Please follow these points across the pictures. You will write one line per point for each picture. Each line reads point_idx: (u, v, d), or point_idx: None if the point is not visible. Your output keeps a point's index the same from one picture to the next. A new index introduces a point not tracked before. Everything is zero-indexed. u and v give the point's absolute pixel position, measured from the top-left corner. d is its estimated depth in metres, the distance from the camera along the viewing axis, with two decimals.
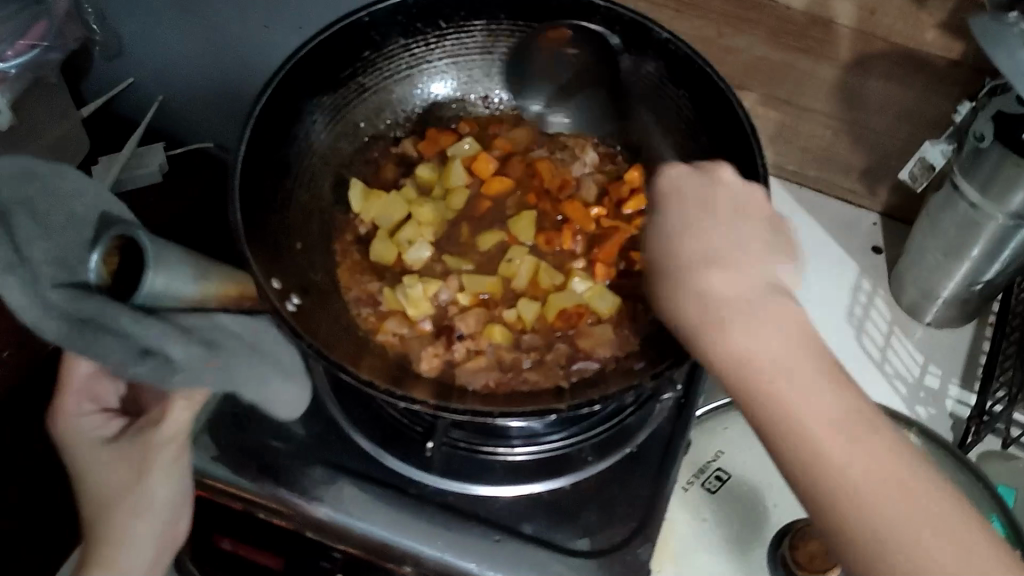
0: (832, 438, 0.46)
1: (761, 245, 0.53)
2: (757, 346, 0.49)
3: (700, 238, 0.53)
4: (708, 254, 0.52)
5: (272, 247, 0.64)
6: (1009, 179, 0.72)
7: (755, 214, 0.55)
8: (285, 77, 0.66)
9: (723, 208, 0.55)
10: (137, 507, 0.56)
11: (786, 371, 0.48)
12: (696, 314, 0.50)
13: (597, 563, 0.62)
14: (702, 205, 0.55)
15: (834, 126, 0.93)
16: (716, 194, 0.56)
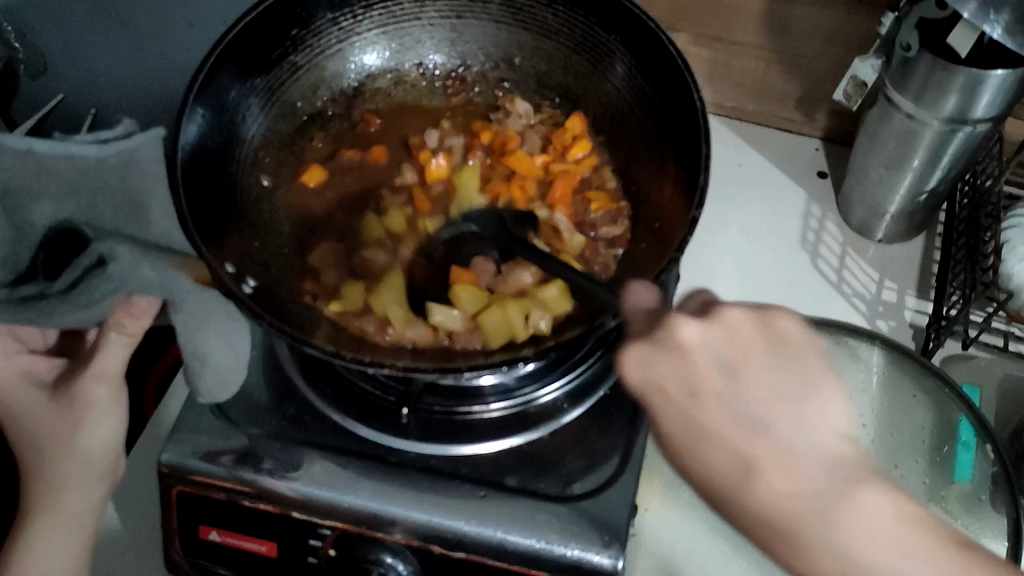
0: (912, 563, 0.42)
1: (767, 400, 0.46)
2: (844, 551, 0.43)
3: (704, 437, 0.46)
4: (720, 371, 0.47)
5: (221, 233, 0.64)
6: (940, 84, 0.73)
7: (746, 360, 0.47)
8: (213, 65, 0.65)
9: (706, 374, 0.46)
10: (78, 454, 0.59)
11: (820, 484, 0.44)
12: (733, 470, 0.45)
13: (582, 507, 0.63)
14: (721, 364, 0.47)
15: (766, 57, 0.94)
16: (691, 360, 0.47)
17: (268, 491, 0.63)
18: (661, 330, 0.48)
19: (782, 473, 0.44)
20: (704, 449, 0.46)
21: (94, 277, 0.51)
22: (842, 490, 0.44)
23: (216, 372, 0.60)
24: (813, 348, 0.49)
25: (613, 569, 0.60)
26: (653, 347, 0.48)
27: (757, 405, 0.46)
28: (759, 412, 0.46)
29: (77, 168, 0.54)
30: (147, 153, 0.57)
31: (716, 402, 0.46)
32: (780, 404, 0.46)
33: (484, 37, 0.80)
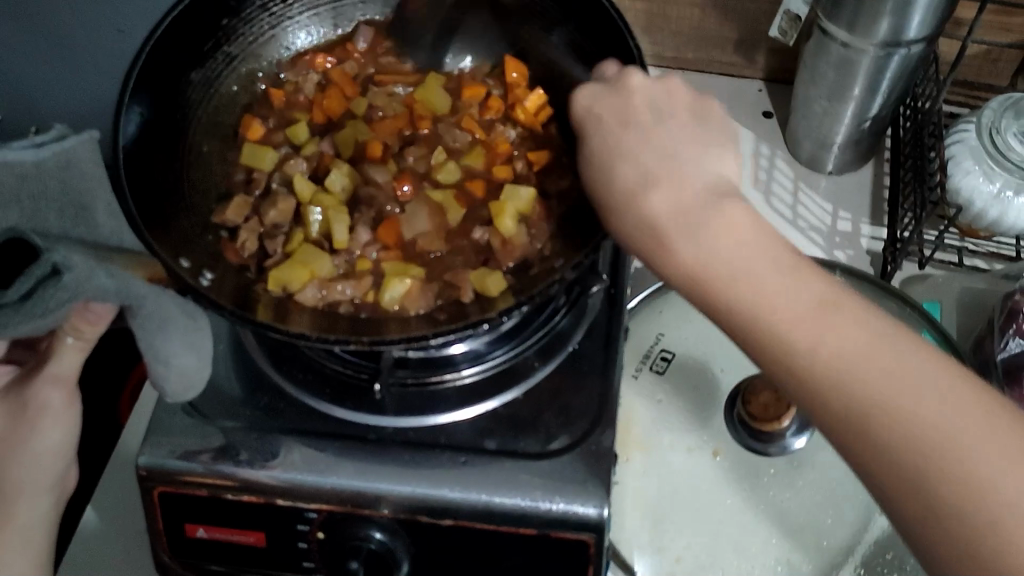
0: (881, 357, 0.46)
1: (691, 143, 0.57)
2: (760, 282, 0.49)
3: (624, 157, 0.56)
4: (628, 132, 0.57)
5: (172, 230, 0.64)
6: (872, 8, 0.74)
7: (678, 120, 0.58)
8: (146, 61, 0.65)
9: (639, 112, 0.59)
10: (30, 462, 0.59)
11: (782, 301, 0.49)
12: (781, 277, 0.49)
13: (564, 461, 0.63)
14: (621, 116, 0.59)
15: (701, 3, 0.95)
16: (630, 121, 0.58)
17: (250, 482, 0.63)
18: (616, 78, 0.62)
19: (668, 188, 0.54)
20: (602, 161, 0.57)
21: (48, 287, 0.49)
22: (714, 204, 0.53)
23: (180, 371, 0.59)
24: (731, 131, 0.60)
25: (600, 517, 0.61)
26: (599, 90, 0.61)
27: (683, 147, 0.56)
28: (638, 163, 0.55)
29: (16, 176, 0.52)
30: (83, 154, 0.55)
31: (620, 137, 0.57)
32: (665, 155, 0.56)
33: (418, 9, 0.81)
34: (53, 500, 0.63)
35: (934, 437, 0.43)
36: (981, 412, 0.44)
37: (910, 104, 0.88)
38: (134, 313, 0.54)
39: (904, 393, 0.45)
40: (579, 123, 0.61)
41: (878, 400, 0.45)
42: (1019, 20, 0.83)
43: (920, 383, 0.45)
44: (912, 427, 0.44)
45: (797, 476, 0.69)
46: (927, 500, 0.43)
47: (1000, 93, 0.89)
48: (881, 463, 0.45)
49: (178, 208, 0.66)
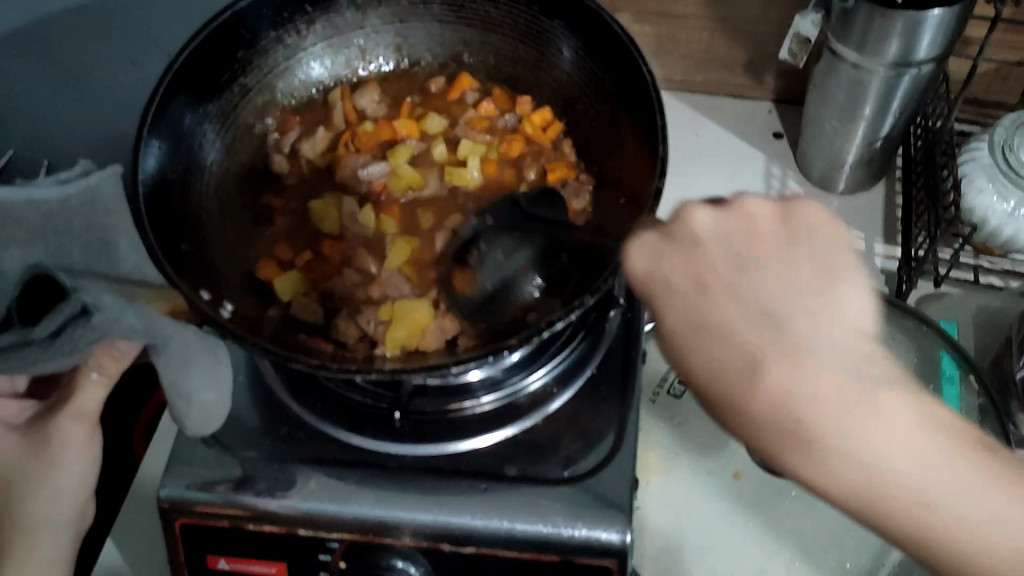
0: (889, 445, 0.43)
1: (790, 300, 0.47)
2: (795, 389, 0.45)
3: (697, 326, 0.48)
4: (700, 288, 0.49)
5: (192, 262, 0.64)
6: (882, 30, 0.74)
7: (766, 255, 0.49)
8: (165, 94, 0.65)
9: (711, 268, 0.49)
10: (47, 491, 0.59)
11: (811, 404, 0.44)
12: (742, 364, 0.46)
13: (586, 486, 0.63)
14: (698, 274, 0.49)
15: (709, 26, 0.95)
16: (698, 253, 0.50)
17: (270, 512, 0.63)
18: (673, 220, 0.52)
19: (784, 363, 0.45)
20: (686, 338, 0.49)
21: (76, 328, 0.50)
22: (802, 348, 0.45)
23: (201, 406, 0.58)
24: (845, 245, 0.50)
25: (623, 543, 0.60)
26: (662, 239, 0.52)
27: (776, 287, 0.48)
28: (728, 340, 0.47)
29: (42, 214, 0.53)
30: (107, 191, 0.55)
31: (699, 301, 0.49)
32: (751, 316, 0.47)
33: (430, 38, 0.82)
34: (72, 537, 0.62)
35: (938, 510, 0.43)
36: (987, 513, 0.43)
37: (921, 123, 0.88)
38: (158, 349, 0.54)
39: (909, 463, 0.43)
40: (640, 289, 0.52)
41: (857, 465, 0.44)
42: None
43: (936, 463, 0.43)
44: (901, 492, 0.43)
45: (819, 497, 0.69)
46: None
47: (1010, 110, 0.89)
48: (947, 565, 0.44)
49: (198, 240, 0.67)
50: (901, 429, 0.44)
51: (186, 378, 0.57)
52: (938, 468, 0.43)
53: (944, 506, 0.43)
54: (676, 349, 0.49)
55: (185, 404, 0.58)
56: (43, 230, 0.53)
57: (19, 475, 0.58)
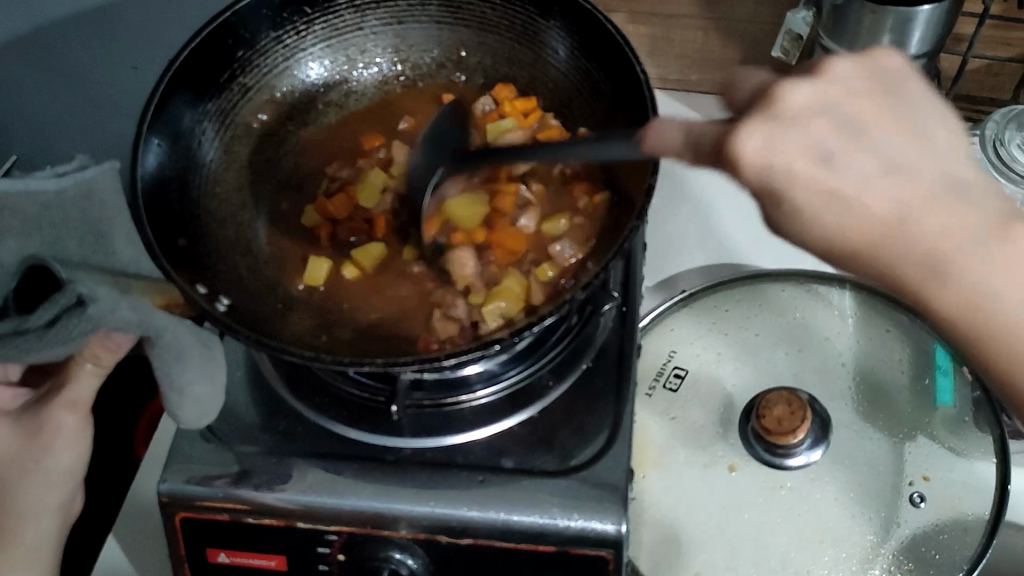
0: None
1: (904, 130, 0.45)
2: (987, 286, 0.45)
3: (844, 207, 0.43)
4: (823, 162, 0.43)
5: (189, 257, 0.65)
6: (872, 27, 0.75)
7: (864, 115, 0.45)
8: (164, 91, 0.66)
9: (834, 135, 0.44)
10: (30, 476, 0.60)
11: (993, 287, 0.45)
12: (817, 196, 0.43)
13: (582, 477, 0.64)
14: (825, 146, 0.43)
15: (704, 25, 0.96)
16: (818, 119, 0.43)
17: (269, 506, 0.63)
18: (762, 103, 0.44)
19: (945, 215, 0.43)
20: (816, 217, 0.44)
21: (72, 317, 0.51)
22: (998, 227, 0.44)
23: (195, 399, 0.59)
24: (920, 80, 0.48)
25: (618, 533, 0.61)
26: (765, 122, 0.43)
27: (891, 143, 0.44)
28: (879, 199, 0.43)
29: (37, 205, 0.54)
30: (103, 185, 0.56)
31: (840, 176, 0.43)
32: (888, 178, 0.43)
33: (428, 40, 0.82)
34: (59, 525, 0.64)
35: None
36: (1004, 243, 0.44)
37: None
38: (152, 342, 0.54)
39: (1010, 290, 0.44)
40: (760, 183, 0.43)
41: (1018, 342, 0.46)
42: (1020, 35, 0.84)
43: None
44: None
45: (815, 489, 0.69)
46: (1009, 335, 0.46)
47: (1003, 106, 0.90)
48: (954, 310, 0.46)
49: (196, 236, 0.67)
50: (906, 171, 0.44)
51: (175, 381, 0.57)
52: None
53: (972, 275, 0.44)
54: (789, 215, 0.44)
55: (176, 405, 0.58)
56: (32, 223, 0.54)
57: (11, 461, 0.60)
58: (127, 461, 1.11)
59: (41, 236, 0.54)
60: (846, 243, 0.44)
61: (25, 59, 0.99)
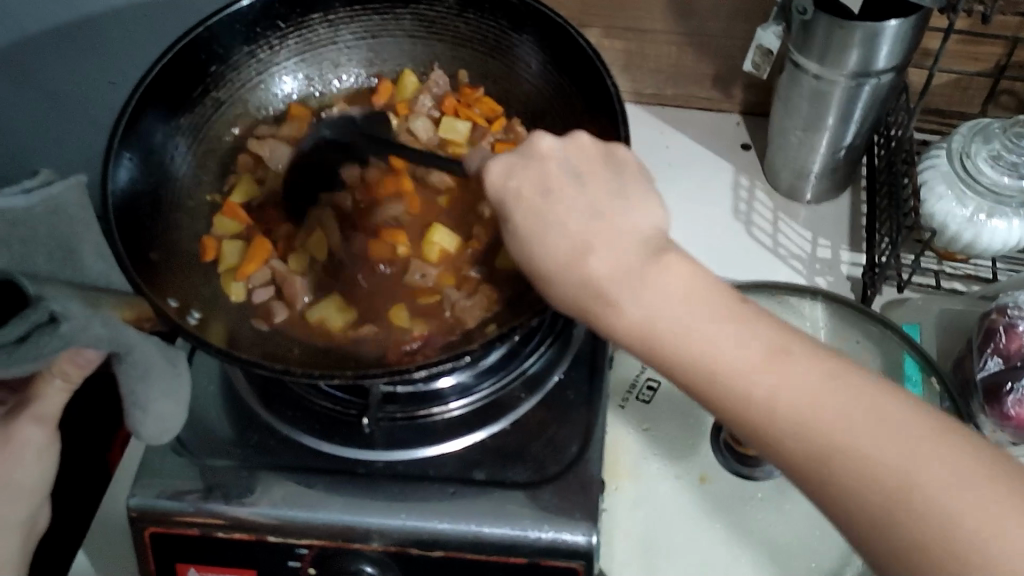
0: (754, 367, 0.46)
1: (606, 199, 0.54)
2: (695, 328, 0.48)
3: (556, 227, 0.52)
4: (542, 194, 0.54)
5: (159, 271, 0.65)
6: (840, 42, 0.76)
7: (592, 173, 0.56)
8: (135, 107, 0.66)
9: (557, 179, 0.55)
10: (9, 495, 0.60)
11: (675, 319, 0.48)
12: (568, 252, 0.52)
13: (554, 489, 0.64)
14: (543, 183, 0.55)
15: (677, 41, 0.97)
16: (548, 166, 0.56)
17: (239, 520, 0.63)
18: (522, 145, 0.57)
19: (609, 252, 0.51)
20: (532, 233, 0.53)
21: (43, 336, 0.49)
22: (653, 258, 0.51)
23: (157, 417, 0.58)
24: (648, 178, 0.57)
25: (589, 544, 0.61)
26: (512, 158, 0.57)
27: (599, 205, 0.53)
28: (564, 232, 0.52)
29: (7, 221, 0.53)
30: (71, 199, 0.56)
31: (547, 204, 0.53)
32: (580, 220, 0.53)
33: (402, 54, 0.83)
34: (23, 543, 0.63)
35: (898, 474, 0.42)
36: (788, 368, 0.46)
37: (884, 132, 0.90)
38: (120, 359, 0.54)
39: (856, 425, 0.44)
40: (492, 197, 0.56)
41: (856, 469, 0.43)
42: (987, 49, 0.85)
43: (882, 425, 0.44)
44: (793, 407, 0.45)
45: (785, 500, 0.69)
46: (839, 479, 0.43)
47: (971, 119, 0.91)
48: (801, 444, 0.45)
49: (162, 248, 0.67)
50: (673, 305, 0.49)
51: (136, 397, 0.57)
52: (835, 397, 0.45)
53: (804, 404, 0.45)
54: (521, 236, 0.54)
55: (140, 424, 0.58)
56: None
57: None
58: (103, 473, 1.11)
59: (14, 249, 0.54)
60: (534, 263, 0.53)
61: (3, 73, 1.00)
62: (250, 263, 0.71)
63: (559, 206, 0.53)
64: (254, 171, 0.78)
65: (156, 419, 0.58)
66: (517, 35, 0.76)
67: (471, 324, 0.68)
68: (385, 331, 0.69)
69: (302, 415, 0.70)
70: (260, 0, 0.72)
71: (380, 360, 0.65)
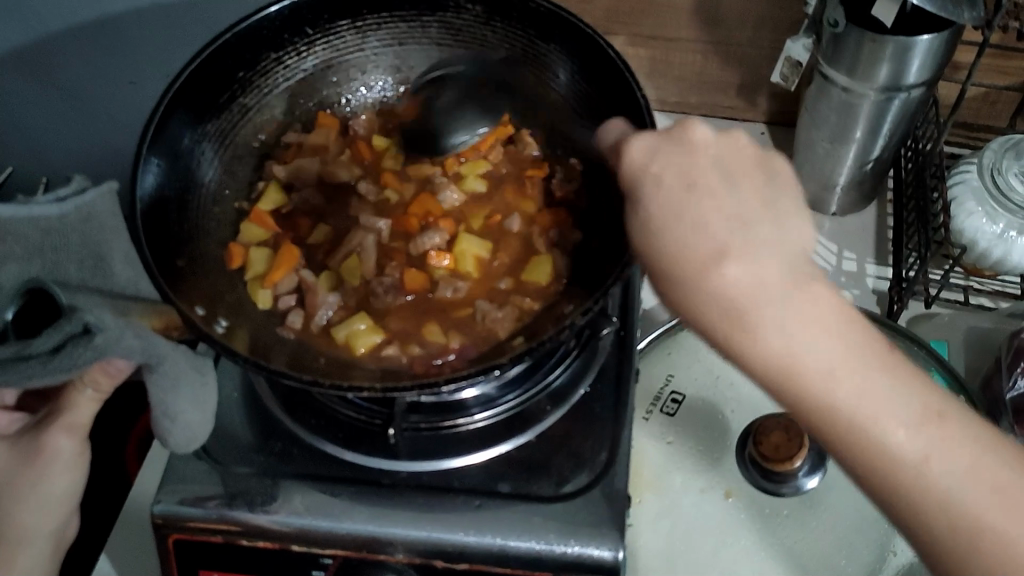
0: (899, 430, 0.44)
1: (760, 204, 0.50)
2: (801, 344, 0.46)
3: (689, 222, 0.49)
4: (687, 187, 0.51)
5: (187, 279, 0.65)
6: (872, 56, 0.75)
7: (747, 174, 0.52)
8: (164, 113, 0.66)
9: (703, 175, 0.51)
10: (38, 504, 0.60)
11: (819, 356, 0.45)
12: (708, 254, 0.48)
13: (579, 502, 0.64)
14: (686, 176, 0.51)
15: (702, 49, 0.97)
16: (695, 160, 0.52)
17: (263, 529, 0.63)
18: (673, 127, 0.55)
19: (748, 261, 0.47)
20: (660, 227, 0.50)
21: (77, 347, 0.48)
22: (798, 284, 0.47)
23: (186, 426, 0.58)
24: (800, 191, 0.53)
25: (615, 560, 0.61)
26: (657, 139, 0.54)
27: (750, 208, 0.50)
28: (705, 235, 0.48)
29: (40, 230, 0.53)
30: (102, 207, 0.56)
31: (692, 199, 0.50)
32: (726, 222, 0.49)
33: None
34: (51, 550, 0.63)
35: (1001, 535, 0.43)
36: (930, 423, 0.45)
37: (911, 145, 0.89)
38: (151, 368, 0.54)
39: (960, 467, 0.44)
40: (629, 175, 0.53)
41: (962, 519, 0.43)
42: (1017, 63, 0.84)
43: (985, 476, 0.44)
44: (899, 452, 0.44)
45: (810, 517, 0.69)
46: (935, 525, 0.44)
47: (999, 133, 0.90)
48: (905, 499, 0.45)
49: (189, 256, 0.67)
50: (818, 324, 0.46)
51: (164, 406, 0.57)
52: (972, 469, 0.44)
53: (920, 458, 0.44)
54: (644, 226, 0.51)
55: (168, 434, 0.58)
56: (31, 245, 0.53)
57: (5, 482, 0.59)
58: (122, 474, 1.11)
59: (48, 255, 0.54)
60: (658, 257, 0.50)
61: (26, 71, 1.00)
62: (278, 271, 0.72)
63: (709, 202, 0.50)
64: (276, 176, 0.78)
65: (183, 430, 0.58)
66: (544, 44, 0.75)
67: (503, 336, 0.67)
68: (410, 349, 0.68)
69: (325, 425, 0.70)
70: (289, 5, 0.72)
71: (408, 373, 0.65)
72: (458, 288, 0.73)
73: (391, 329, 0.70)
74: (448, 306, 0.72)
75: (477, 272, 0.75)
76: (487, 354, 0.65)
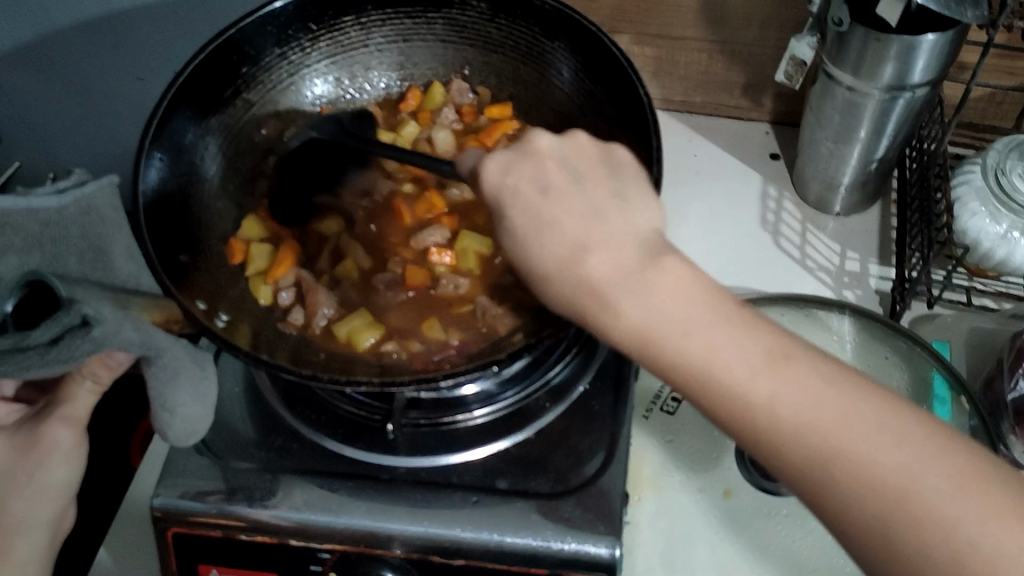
0: (762, 380, 0.44)
1: (605, 199, 0.51)
2: (660, 312, 0.46)
3: (548, 226, 0.50)
4: (541, 191, 0.52)
5: (188, 273, 0.65)
6: (877, 55, 0.75)
7: (593, 172, 0.53)
8: (168, 107, 0.66)
9: (555, 176, 0.52)
10: (37, 495, 0.60)
11: (679, 320, 0.46)
12: (567, 254, 0.49)
13: (577, 499, 0.64)
14: (541, 181, 0.52)
15: (707, 48, 0.97)
16: (545, 165, 0.53)
17: (261, 523, 0.63)
18: (520, 142, 0.55)
19: (607, 252, 0.48)
20: (525, 238, 0.51)
21: (75, 339, 0.49)
22: (650, 259, 0.48)
23: (184, 419, 0.58)
24: (643, 180, 0.55)
25: (611, 557, 0.60)
26: (506, 155, 0.54)
27: (598, 201, 0.51)
28: (561, 234, 0.50)
29: (40, 222, 0.53)
30: (103, 199, 0.56)
31: (546, 202, 0.51)
32: (580, 219, 0.50)
33: (434, 58, 0.83)
34: (50, 542, 0.63)
35: (898, 488, 0.41)
36: (784, 369, 0.44)
37: (915, 145, 0.89)
38: (150, 361, 0.54)
39: (854, 432, 0.42)
40: (488, 196, 0.54)
41: (857, 469, 0.41)
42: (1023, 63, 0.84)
43: (877, 431, 0.42)
44: (779, 417, 0.43)
45: (809, 517, 0.68)
46: (833, 488, 0.42)
47: (1005, 134, 0.90)
48: (801, 461, 0.43)
49: (191, 250, 0.67)
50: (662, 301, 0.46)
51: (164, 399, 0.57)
52: (834, 411, 0.43)
53: (804, 424, 0.43)
54: (508, 235, 0.52)
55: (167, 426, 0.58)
56: (30, 237, 0.53)
57: (6, 475, 0.59)
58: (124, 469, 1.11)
59: (48, 248, 0.54)
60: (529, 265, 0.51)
61: (32, 67, 1.00)
62: (279, 266, 0.72)
63: (541, 214, 0.51)
64: (277, 175, 0.78)
65: (183, 422, 0.58)
66: (546, 41, 0.75)
67: (503, 333, 0.67)
68: (411, 345, 0.68)
69: (324, 420, 0.70)
70: (294, 1, 0.72)
71: (407, 368, 0.65)
72: (459, 284, 0.73)
73: (391, 328, 0.70)
74: (449, 302, 0.72)
75: (477, 270, 0.75)
76: (484, 351, 0.65)
